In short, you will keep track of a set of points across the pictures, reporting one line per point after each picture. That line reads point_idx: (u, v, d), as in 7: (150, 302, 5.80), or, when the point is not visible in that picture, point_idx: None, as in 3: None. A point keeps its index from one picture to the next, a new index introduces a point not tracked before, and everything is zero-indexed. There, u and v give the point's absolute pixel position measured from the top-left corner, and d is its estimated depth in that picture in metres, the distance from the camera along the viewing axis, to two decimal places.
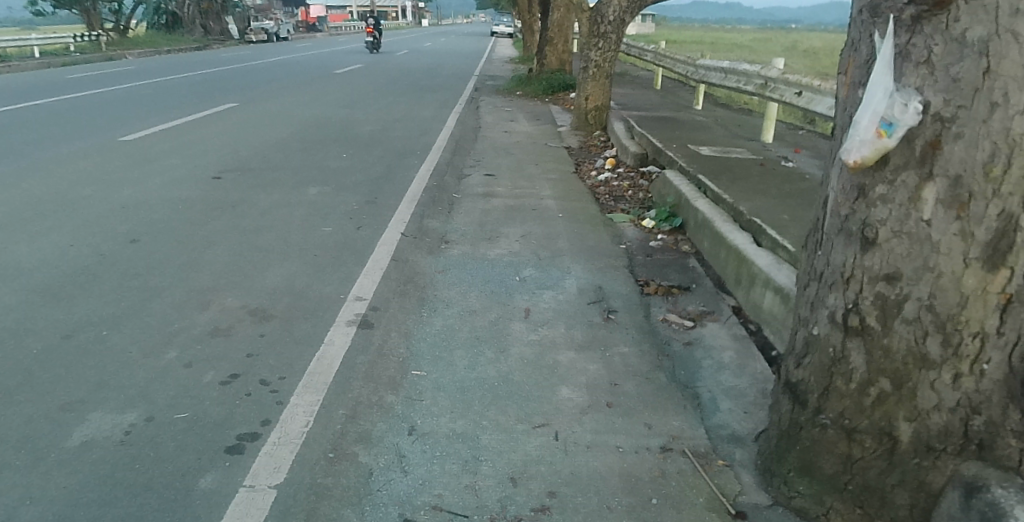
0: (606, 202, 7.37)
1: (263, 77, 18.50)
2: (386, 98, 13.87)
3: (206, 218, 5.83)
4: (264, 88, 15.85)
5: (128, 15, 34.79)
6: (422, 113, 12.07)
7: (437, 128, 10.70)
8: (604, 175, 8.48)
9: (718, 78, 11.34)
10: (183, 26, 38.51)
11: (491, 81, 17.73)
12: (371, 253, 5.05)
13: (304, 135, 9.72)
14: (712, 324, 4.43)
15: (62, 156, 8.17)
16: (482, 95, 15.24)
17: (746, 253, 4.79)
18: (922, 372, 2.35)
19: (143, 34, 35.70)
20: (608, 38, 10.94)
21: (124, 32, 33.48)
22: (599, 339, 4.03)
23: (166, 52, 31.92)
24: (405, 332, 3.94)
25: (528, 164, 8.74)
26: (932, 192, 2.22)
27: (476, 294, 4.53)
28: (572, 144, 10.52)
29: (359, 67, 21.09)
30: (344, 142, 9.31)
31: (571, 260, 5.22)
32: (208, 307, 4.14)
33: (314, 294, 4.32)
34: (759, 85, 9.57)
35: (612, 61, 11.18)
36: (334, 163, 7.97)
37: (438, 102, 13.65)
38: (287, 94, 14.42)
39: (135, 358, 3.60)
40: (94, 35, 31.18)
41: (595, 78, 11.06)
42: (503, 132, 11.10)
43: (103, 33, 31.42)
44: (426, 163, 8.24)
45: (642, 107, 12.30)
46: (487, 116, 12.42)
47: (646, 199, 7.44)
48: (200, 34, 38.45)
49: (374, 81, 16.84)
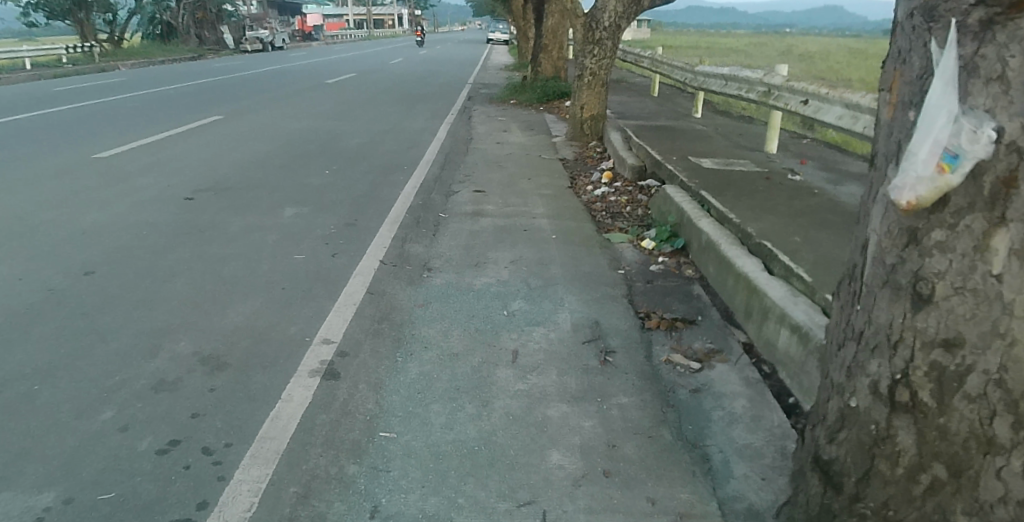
0: (603, 220, 6.94)
1: (254, 87, 18.05)
2: (376, 109, 13.43)
3: (170, 245, 5.38)
4: (252, 99, 15.39)
5: (122, 26, 34.47)
6: (412, 124, 11.63)
7: (426, 141, 10.25)
8: (600, 190, 8.06)
9: (718, 85, 10.93)
10: (177, 36, 38.18)
11: (485, 89, 17.32)
12: (345, 285, 4.61)
13: (287, 150, 9.28)
14: (721, 366, 3.99)
15: (30, 176, 7.71)
16: (476, 104, 14.80)
17: (757, 283, 4.37)
18: (988, 459, 1.90)
19: (137, 44, 35.30)
20: (603, 45, 10.52)
21: (118, 43, 33.18)
22: (595, 388, 3.59)
23: (159, 62, 31.50)
24: (375, 382, 3.48)
25: (521, 179, 8.29)
26: (1005, 241, 1.78)
27: (459, 333, 4.08)
28: (567, 155, 10.09)
29: (351, 77, 20.70)
30: (329, 157, 8.86)
31: (564, 290, 4.77)
32: (156, 354, 3.69)
33: (277, 336, 3.87)
34: (762, 93, 9.16)
35: (608, 69, 10.76)
36: (316, 181, 7.52)
37: (430, 112, 13.21)
38: (274, 105, 13.98)
39: (64, 419, 3.14)
40: (88, 47, 30.82)
41: (590, 87, 10.64)
42: (495, 143, 10.66)
43: (95, 44, 31.07)
44: (412, 179, 7.79)
45: (638, 116, 11.90)
46: (479, 127, 12.00)
47: (645, 216, 7.02)
48: (195, 44, 38.13)
49: (365, 91, 16.42)
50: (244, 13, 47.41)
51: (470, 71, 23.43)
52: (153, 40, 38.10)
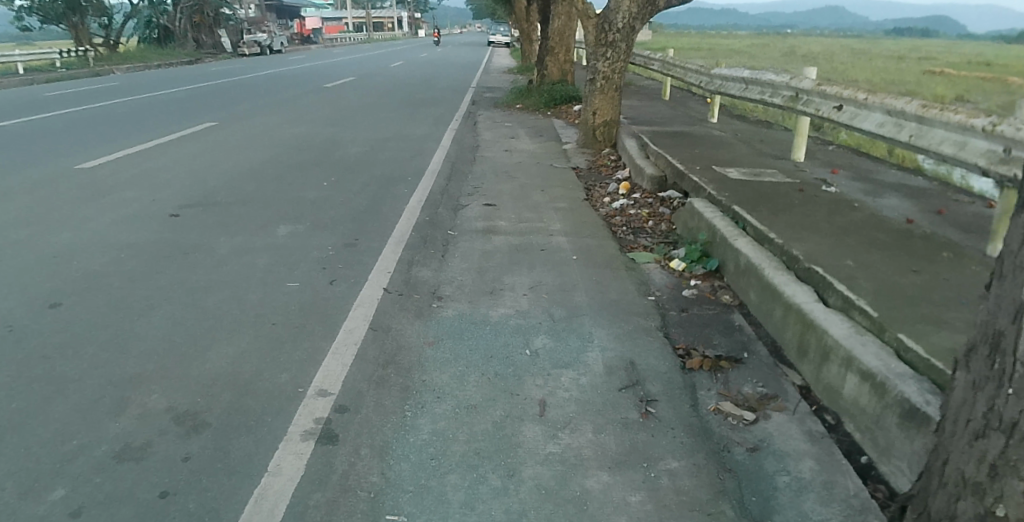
0: (625, 236, 6.42)
1: (251, 92, 17.52)
2: (377, 115, 12.90)
3: (149, 270, 4.84)
4: (248, 105, 14.85)
5: (119, 30, 33.91)
6: (415, 131, 11.10)
7: (431, 149, 9.73)
8: (619, 202, 7.56)
9: (739, 89, 10.43)
10: (174, 40, 37.61)
11: (490, 92, 16.79)
12: (345, 320, 4.08)
13: (284, 160, 8.76)
14: (779, 417, 3.46)
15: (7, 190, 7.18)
16: (481, 109, 14.26)
17: (812, 318, 3.83)
18: None
19: (134, 49, 34.81)
20: (617, 48, 9.99)
21: (114, 48, 32.65)
22: (639, 448, 3.06)
23: (157, 67, 30.98)
24: (381, 445, 2.95)
25: (533, 190, 7.76)
26: None
27: (477, 378, 3.56)
28: (580, 163, 9.58)
29: (351, 80, 20.15)
30: (328, 167, 8.34)
31: (592, 323, 4.24)
32: (124, 410, 3.16)
33: (266, 387, 3.34)
34: (789, 97, 8.66)
35: (621, 72, 10.24)
36: (314, 195, 7.00)
37: (433, 118, 12.68)
38: (272, 111, 13.45)
39: (6, 499, 2.61)
40: (83, 50, 30.26)
41: (603, 92, 10.12)
42: (503, 151, 10.14)
43: (91, 48, 30.52)
44: (417, 191, 7.27)
45: (652, 121, 11.38)
46: (485, 133, 11.48)
47: (670, 232, 6.53)
48: (192, 48, 37.56)
49: (366, 96, 15.89)
50: (243, 16, 46.88)
51: (472, 73, 22.87)
52: (150, 44, 37.57)
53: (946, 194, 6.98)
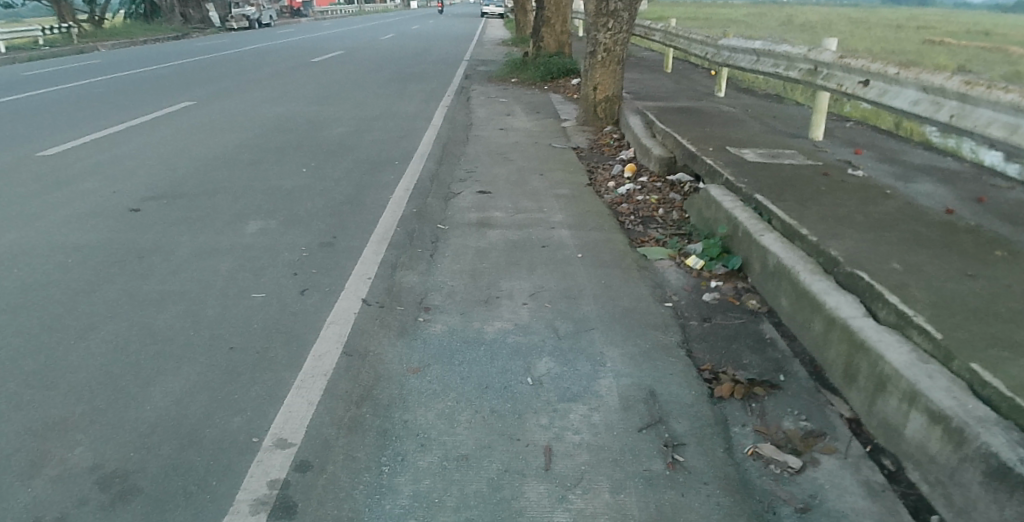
0: (633, 228, 5.84)
1: (235, 68, 16.75)
2: (364, 91, 12.19)
3: (96, 279, 4.25)
4: (231, 81, 14.11)
5: (101, 5, 32.82)
6: (404, 109, 10.42)
7: (421, 128, 9.07)
8: (625, 186, 6.98)
9: (748, 62, 9.73)
10: (159, 14, 36.51)
11: (484, 66, 16.05)
12: (316, 340, 3.50)
13: (262, 143, 8.11)
14: (829, 462, 2.91)
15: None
16: (474, 83, 13.54)
17: (863, 338, 3.27)
18: None
19: (118, 24, 33.76)
20: (619, 17, 9.30)
21: (97, 23, 31.65)
22: (666, 512, 2.51)
23: (141, 42, 30.01)
24: (351, 517, 2.39)
25: (532, 175, 7.13)
26: None
27: (469, 415, 3.00)
28: (581, 142, 8.96)
29: (339, 55, 19.34)
30: (308, 151, 7.70)
31: (603, 340, 3.68)
32: (39, 470, 2.59)
33: (214, 436, 2.77)
34: (806, 71, 7.98)
35: (624, 44, 9.56)
36: (292, 183, 6.38)
37: (424, 94, 11.97)
38: (254, 89, 12.74)
39: None
40: (64, 27, 29.26)
41: (604, 64, 9.44)
42: (499, 130, 9.49)
43: (73, 24, 29.51)
44: (405, 178, 6.64)
45: (656, 96, 10.72)
46: (480, 110, 10.82)
47: (683, 223, 5.97)
48: (178, 23, 36.44)
49: (354, 71, 15.14)
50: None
51: (466, 46, 22.04)
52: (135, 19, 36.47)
53: (982, 177, 6.39)
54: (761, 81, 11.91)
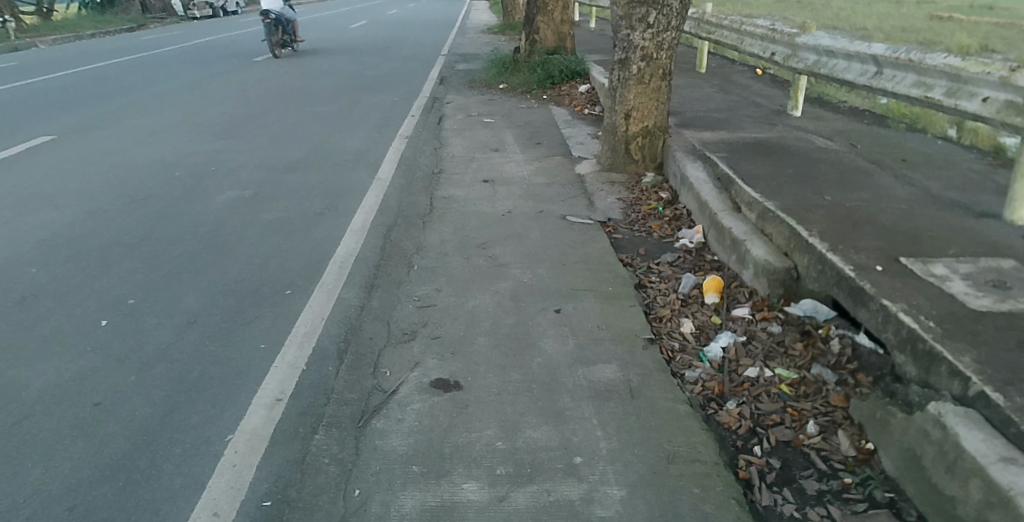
0: (774, 509, 2.63)
1: (160, 71, 13.35)
2: (300, 112, 8.85)
3: None
4: (135, 94, 10.74)
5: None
6: (345, 145, 7.12)
7: (360, 187, 5.78)
8: (721, 334, 3.75)
9: (860, 74, 6.41)
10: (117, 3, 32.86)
11: (466, 65, 12.69)
12: None
13: (85, 236, 4.85)
14: None
15: (278, 47, 14.25)
16: (451, 93, 10.16)
17: None
18: None
19: (69, 16, 30.18)
20: (668, 5, 5.92)
21: (48, 16, 28.36)
22: None
23: (89, 36, 26.37)
24: None
25: (538, 305, 3.87)
26: None
27: None
28: (612, 206, 5.68)
29: (294, 50, 15.95)
30: (150, 258, 4.44)
31: None
32: None
33: None
34: (1001, 103, 4.55)
35: (673, 47, 6.15)
36: (52, 381, 3.13)
37: (380, 115, 8.64)
38: (155, 110, 9.40)
39: None
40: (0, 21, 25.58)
41: (642, 79, 6.13)
42: (482, 182, 6.17)
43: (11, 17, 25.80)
44: (292, 343, 3.38)
45: (710, 120, 7.41)
46: (456, 141, 7.52)
47: (884, 482, 2.75)
48: (142, 13, 32.82)
49: (301, 76, 11.76)
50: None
51: (448, 35, 18.58)
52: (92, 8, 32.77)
53: None
54: (848, 96, 8.57)
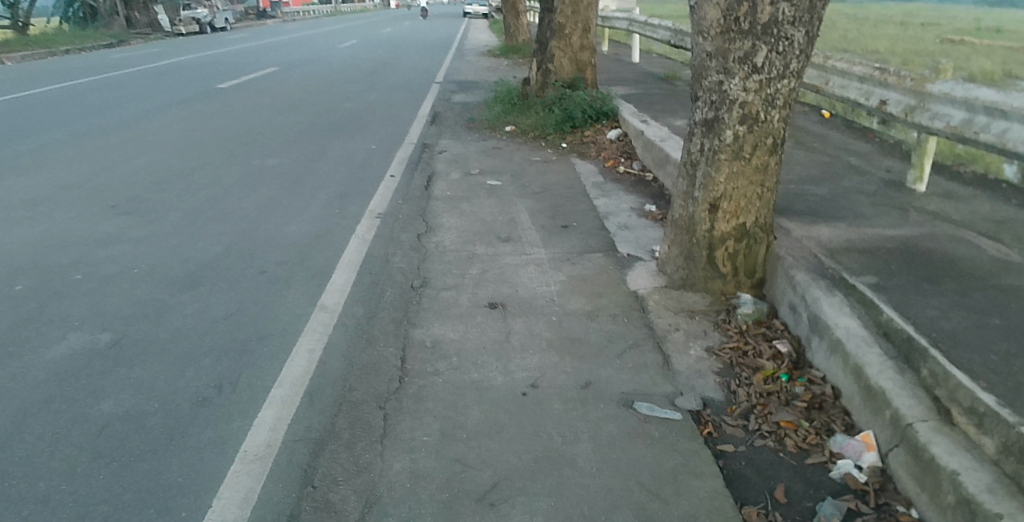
0: None
1: (102, 98, 11.18)
2: (246, 167, 6.66)
3: None
4: (49, 130, 8.53)
5: (30, 8, 27.44)
6: (287, 233, 4.90)
7: (291, 329, 3.57)
8: None
9: None
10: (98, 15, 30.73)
11: (466, 98, 10.54)
12: None
13: None
14: None
15: None
16: (446, 139, 8.00)
17: None
18: None
19: (45, 29, 28.10)
20: (788, 37, 3.70)
21: (22, 30, 26.32)
22: None
23: (62, 52, 24.19)
24: None
25: None
26: None
27: None
28: (701, 369, 3.48)
29: (270, 74, 13.83)
30: None
31: None
32: None
33: None
34: None
35: (790, 104, 3.93)
36: None
37: (349, 174, 6.46)
38: (56, 156, 7.16)
39: None
40: None
41: (739, 152, 3.93)
42: (485, 309, 3.96)
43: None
44: None
45: (811, 200, 5.24)
46: (448, 222, 5.32)
47: None
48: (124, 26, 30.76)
49: (264, 111, 9.61)
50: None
51: (446, 58, 16.49)
52: (72, 21, 30.68)
53: None
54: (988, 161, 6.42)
